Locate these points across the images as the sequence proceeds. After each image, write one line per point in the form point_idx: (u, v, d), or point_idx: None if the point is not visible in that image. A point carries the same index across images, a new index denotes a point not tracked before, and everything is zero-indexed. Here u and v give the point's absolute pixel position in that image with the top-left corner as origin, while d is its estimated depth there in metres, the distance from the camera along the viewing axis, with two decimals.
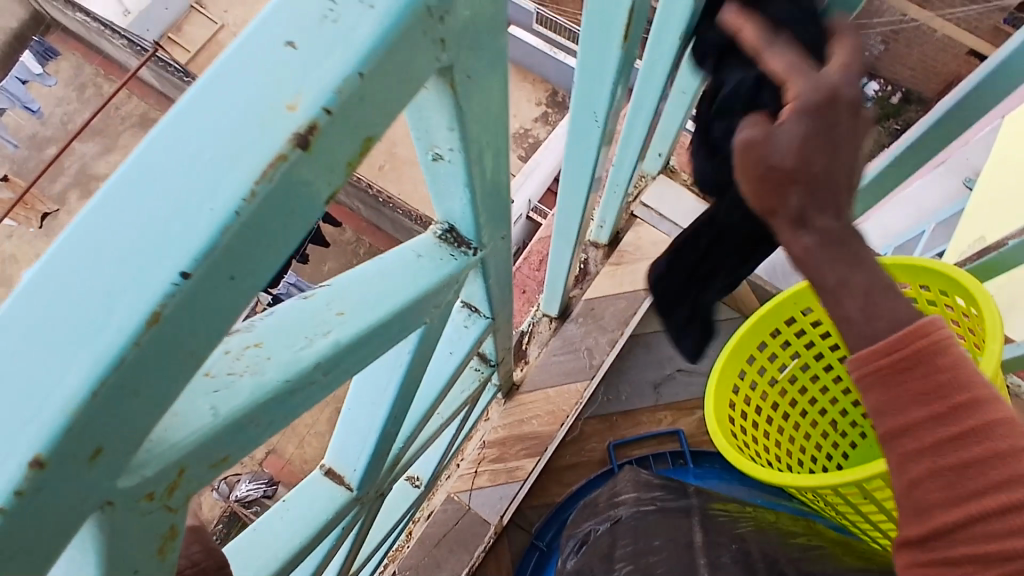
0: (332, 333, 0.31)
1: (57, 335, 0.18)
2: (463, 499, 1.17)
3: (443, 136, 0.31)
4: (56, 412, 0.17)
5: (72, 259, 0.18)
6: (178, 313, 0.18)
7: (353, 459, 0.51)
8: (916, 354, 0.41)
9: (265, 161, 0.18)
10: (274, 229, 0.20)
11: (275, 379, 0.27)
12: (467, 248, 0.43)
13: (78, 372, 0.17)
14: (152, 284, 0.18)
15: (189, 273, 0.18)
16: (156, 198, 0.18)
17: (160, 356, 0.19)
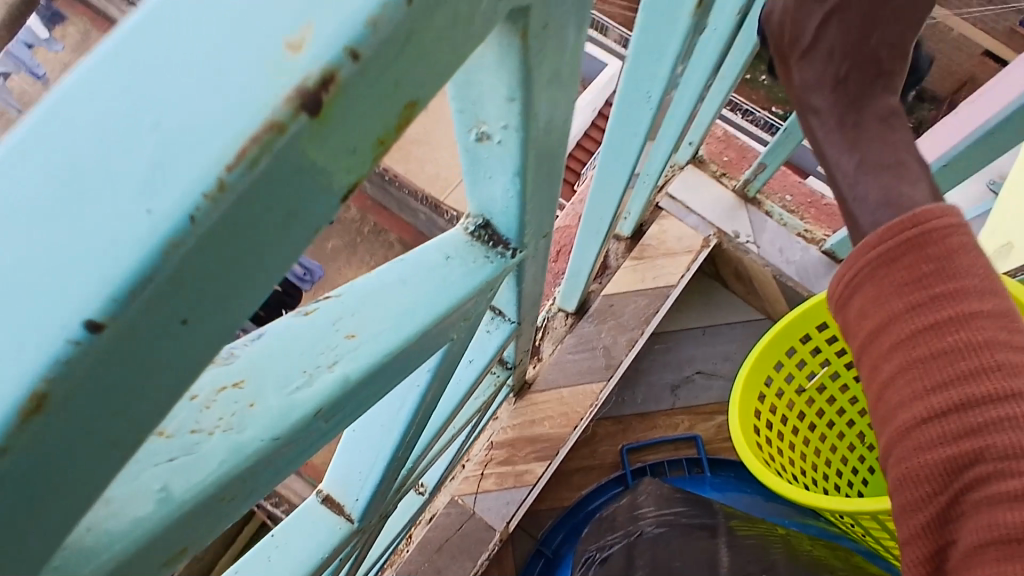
0: (337, 359, 0.23)
1: None
2: (467, 502, 1.10)
3: (495, 111, 0.24)
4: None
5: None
6: (83, 387, 0.12)
7: (355, 487, 0.43)
8: (910, 241, 0.42)
9: (244, 135, 0.11)
10: (255, 242, 0.13)
11: (260, 440, 0.20)
12: (504, 248, 0.35)
13: None
14: (39, 344, 0.11)
15: (101, 325, 0.11)
16: (58, 191, 0.11)
17: (58, 449, 0.12)
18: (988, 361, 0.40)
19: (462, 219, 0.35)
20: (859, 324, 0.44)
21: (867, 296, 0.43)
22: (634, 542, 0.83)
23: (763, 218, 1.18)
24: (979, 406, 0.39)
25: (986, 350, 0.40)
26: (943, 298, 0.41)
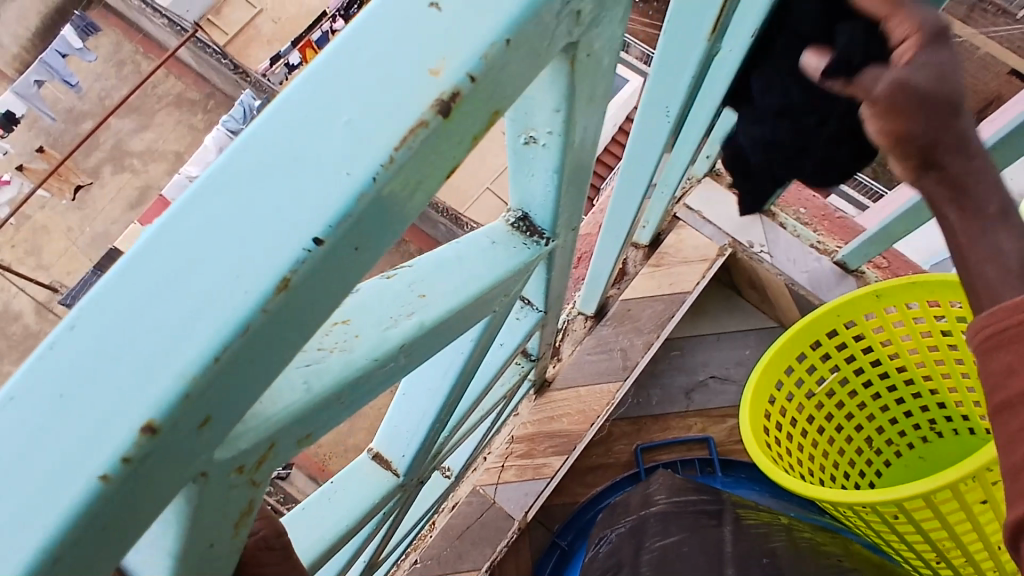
0: (414, 314, 0.30)
1: (176, 308, 0.16)
2: (488, 492, 1.16)
3: (548, 123, 0.30)
4: (175, 379, 0.15)
5: (198, 218, 0.16)
6: (307, 281, 0.17)
7: (402, 444, 0.50)
8: None
9: (406, 126, 0.17)
10: (400, 202, 0.19)
11: (364, 358, 0.26)
12: (540, 238, 0.42)
13: (199, 335, 0.16)
14: (281, 249, 0.16)
15: (322, 240, 0.16)
16: (278, 162, 0.17)
17: (279, 329, 0.17)
18: None
19: (504, 212, 0.41)
20: (1002, 383, 0.40)
21: (1002, 352, 0.40)
22: (640, 526, 0.87)
23: (777, 229, 1.25)
24: None
25: None
26: None
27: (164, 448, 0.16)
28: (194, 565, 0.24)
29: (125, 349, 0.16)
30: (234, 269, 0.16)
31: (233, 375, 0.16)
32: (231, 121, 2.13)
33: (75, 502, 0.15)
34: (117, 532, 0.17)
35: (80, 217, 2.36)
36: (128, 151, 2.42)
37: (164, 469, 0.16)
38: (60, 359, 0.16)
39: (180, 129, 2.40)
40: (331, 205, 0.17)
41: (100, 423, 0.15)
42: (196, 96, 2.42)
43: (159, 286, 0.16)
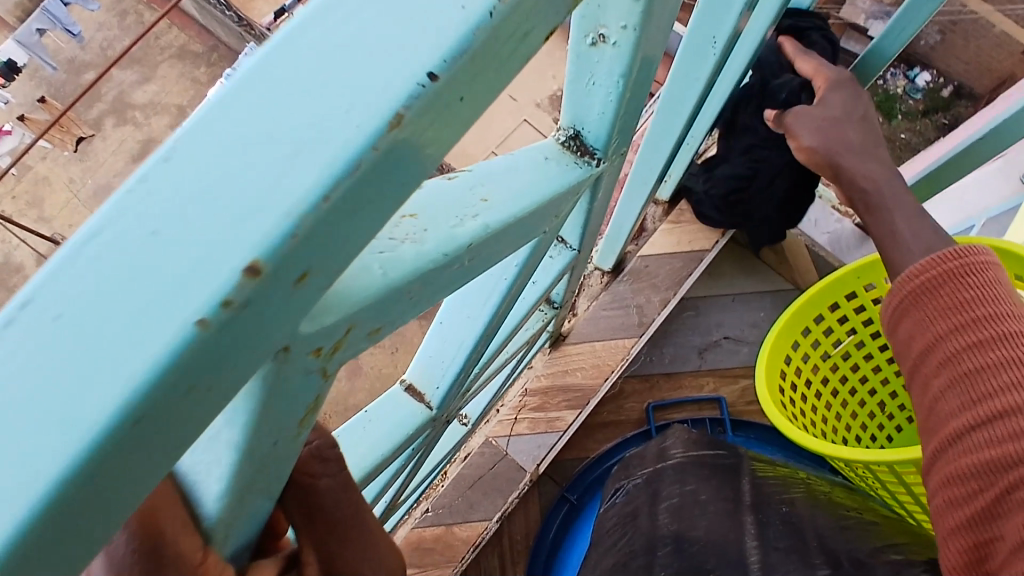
0: (480, 216, 0.28)
1: (281, 143, 0.14)
2: (500, 443, 1.16)
3: (625, 14, 0.29)
4: (283, 214, 0.14)
5: (303, 56, 0.15)
6: (416, 123, 0.15)
7: (437, 376, 0.49)
8: (947, 276, 0.56)
9: None
10: (503, 53, 0.17)
11: (434, 251, 0.25)
12: (591, 158, 0.39)
13: (307, 171, 0.14)
14: (395, 82, 0.15)
15: (437, 75, 0.15)
16: None
17: (384, 174, 0.16)
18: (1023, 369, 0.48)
19: (554, 131, 0.39)
20: (913, 345, 0.57)
21: (905, 319, 0.58)
22: (653, 479, 0.86)
23: None
24: (1014, 411, 0.47)
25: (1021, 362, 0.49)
26: (985, 323, 0.52)
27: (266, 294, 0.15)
28: (258, 463, 0.23)
29: (229, 185, 0.14)
30: (340, 109, 0.15)
31: (330, 227, 0.15)
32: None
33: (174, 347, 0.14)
34: (200, 391, 0.15)
35: None
36: None
37: (255, 327, 0.15)
38: (159, 186, 0.14)
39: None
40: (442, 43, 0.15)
41: (205, 261, 0.14)
42: None
43: (255, 128, 0.14)
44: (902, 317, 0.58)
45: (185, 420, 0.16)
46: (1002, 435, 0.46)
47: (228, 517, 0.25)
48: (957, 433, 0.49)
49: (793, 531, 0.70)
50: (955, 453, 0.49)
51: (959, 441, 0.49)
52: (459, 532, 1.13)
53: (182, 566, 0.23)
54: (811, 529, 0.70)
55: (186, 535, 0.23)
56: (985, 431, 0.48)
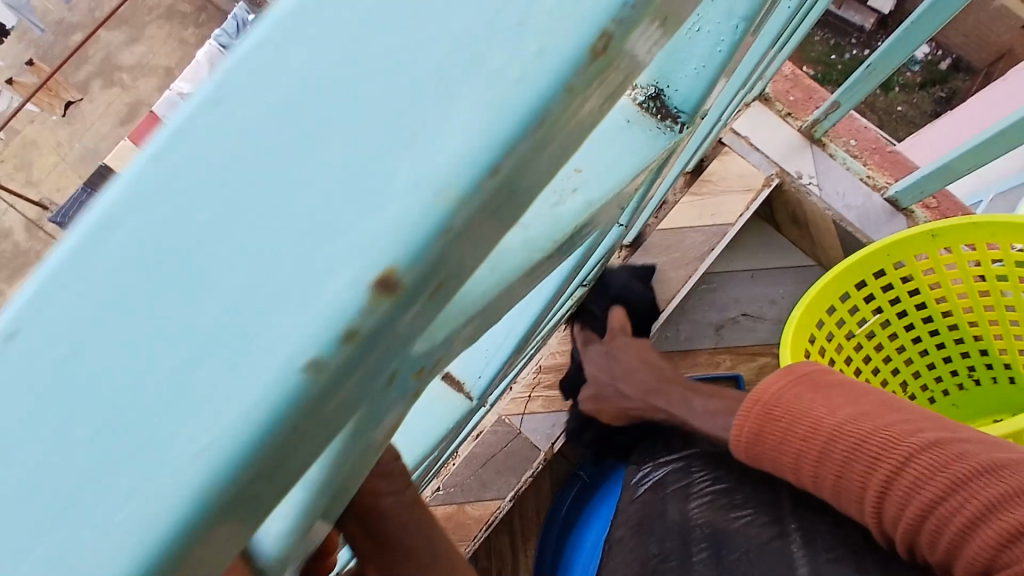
0: (570, 200, 0.25)
1: (471, 71, 0.16)
2: (514, 422, 1.13)
3: None
4: (483, 144, 0.16)
5: (435, 3, 0.17)
6: (597, 65, 0.17)
7: (480, 365, 0.45)
8: (759, 412, 0.64)
9: None
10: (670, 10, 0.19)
11: (539, 235, 0.23)
12: (674, 123, 0.34)
13: (503, 103, 0.16)
14: (585, 9, 0.16)
15: (628, 8, 0.16)
16: None
17: (564, 117, 0.17)
18: (863, 439, 0.58)
19: (631, 88, 0.33)
20: (804, 477, 0.62)
21: (766, 458, 0.64)
22: (680, 469, 0.81)
23: (827, 159, 1.20)
24: (899, 479, 0.55)
25: (857, 436, 0.58)
26: (812, 428, 0.60)
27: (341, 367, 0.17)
28: (361, 450, 0.22)
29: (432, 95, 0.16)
30: (443, 137, 0.16)
31: (399, 317, 0.17)
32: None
33: (261, 418, 0.16)
34: (277, 460, 0.18)
35: None
36: None
37: (340, 397, 0.17)
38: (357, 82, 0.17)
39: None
40: (545, 74, 0.16)
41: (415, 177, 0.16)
42: None
43: (311, 210, 0.17)
44: (763, 460, 0.64)
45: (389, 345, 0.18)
46: (916, 506, 0.54)
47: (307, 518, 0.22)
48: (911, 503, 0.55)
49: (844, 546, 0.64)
50: (913, 516, 0.54)
51: (908, 528, 0.55)
52: (471, 511, 1.10)
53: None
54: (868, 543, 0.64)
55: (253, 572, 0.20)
56: (911, 509, 0.54)
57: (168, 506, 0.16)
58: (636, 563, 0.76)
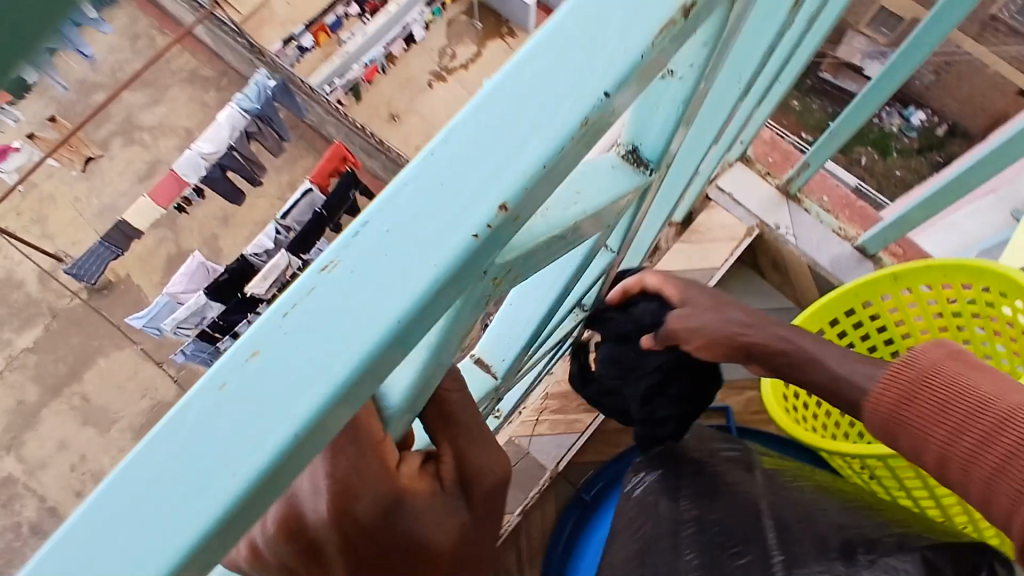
0: (577, 203, 0.38)
1: (528, 119, 0.25)
2: (523, 443, 1.24)
3: (694, 64, 0.39)
4: (527, 165, 0.25)
5: (517, 80, 0.25)
6: (594, 121, 0.26)
7: (505, 350, 0.58)
8: (912, 383, 0.61)
9: (665, 19, 0.26)
10: (639, 84, 0.28)
11: (556, 225, 0.35)
12: (644, 169, 0.49)
13: (542, 141, 0.25)
14: (591, 89, 0.25)
15: (612, 92, 0.25)
16: (591, 33, 0.25)
17: (574, 153, 0.27)
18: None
19: (616, 147, 0.49)
20: (944, 457, 0.59)
21: (904, 433, 0.61)
22: (665, 473, 0.90)
23: (802, 214, 1.36)
24: None
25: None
26: (974, 412, 0.57)
27: (427, 306, 0.25)
28: (434, 367, 0.32)
29: (501, 134, 0.25)
30: (504, 163, 0.25)
31: (467, 272, 0.26)
32: (244, 100, 2.41)
33: (375, 339, 0.24)
34: (383, 365, 0.26)
35: (87, 187, 2.84)
36: (138, 126, 2.86)
37: (427, 319, 0.26)
38: (460, 129, 0.25)
39: (192, 105, 2.83)
40: (564, 123, 0.25)
41: (486, 184, 0.25)
42: (210, 73, 2.88)
43: (436, 192, 0.24)
44: (897, 431, 0.62)
45: (451, 294, 0.26)
46: None
47: (401, 411, 0.32)
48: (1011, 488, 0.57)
49: (808, 533, 0.75)
50: None
51: None
52: None
53: (373, 442, 0.31)
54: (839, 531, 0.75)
55: (375, 417, 0.31)
56: None
57: (330, 382, 0.24)
58: (639, 545, 0.85)
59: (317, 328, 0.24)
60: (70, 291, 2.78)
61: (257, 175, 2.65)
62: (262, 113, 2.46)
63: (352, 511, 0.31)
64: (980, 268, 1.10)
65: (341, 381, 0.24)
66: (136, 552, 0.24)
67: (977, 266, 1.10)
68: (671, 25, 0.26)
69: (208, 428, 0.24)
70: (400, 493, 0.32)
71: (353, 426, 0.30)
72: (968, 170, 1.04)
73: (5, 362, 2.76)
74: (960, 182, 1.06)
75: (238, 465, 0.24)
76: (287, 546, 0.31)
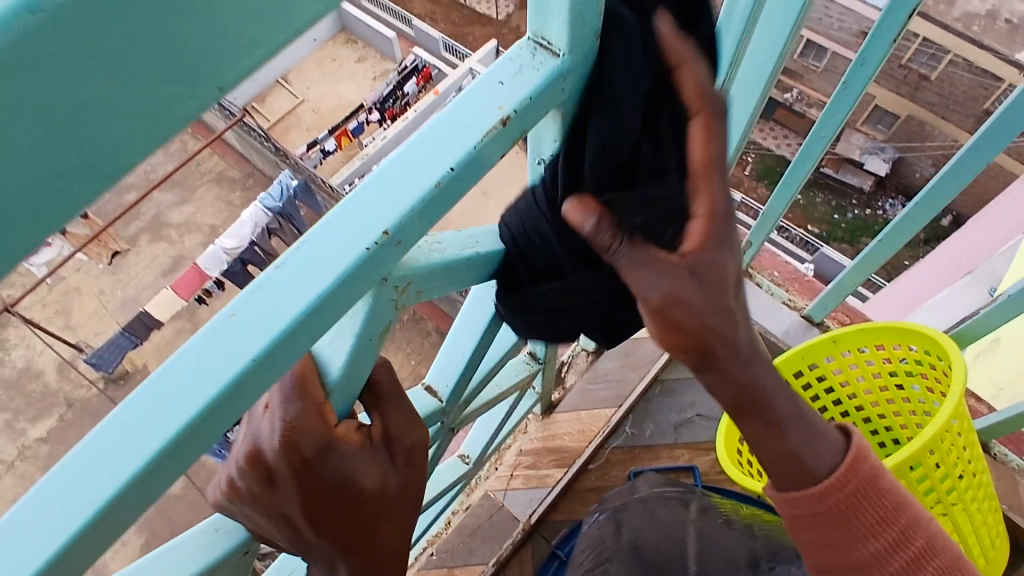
0: (476, 246, 0.54)
1: (403, 184, 0.41)
2: (498, 496, 1.36)
3: (551, 152, 0.56)
4: (399, 209, 0.40)
5: (401, 161, 0.41)
6: (446, 185, 0.42)
7: (447, 376, 0.72)
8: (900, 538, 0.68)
9: (490, 126, 0.43)
10: (483, 165, 0.44)
11: (451, 257, 0.50)
12: None
13: (411, 195, 0.41)
14: (442, 166, 0.41)
15: (455, 168, 0.42)
16: (445, 135, 0.42)
17: (437, 204, 0.42)
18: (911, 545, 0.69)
19: None
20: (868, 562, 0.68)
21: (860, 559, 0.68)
22: (617, 513, 1.01)
23: (754, 288, 1.50)
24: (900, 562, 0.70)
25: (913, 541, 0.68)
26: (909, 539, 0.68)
27: (333, 293, 0.40)
28: (359, 352, 0.46)
29: (386, 191, 0.41)
30: (387, 208, 0.40)
31: (358, 276, 0.41)
32: (267, 199, 2.72)
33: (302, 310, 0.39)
34: (305, 331, 0.40)
35: (113, 281, 3.07)
36: (165, 223, 3.14)
37: (335, 305, 0.41)
38: (366, 187, 0.41)
39: (218, 204, 3.13)
40: (424, 185, 0.41)
41: (375, 220, 0.40)
42: (236, 173, 3.19)
43: (346, 224, 0.40)
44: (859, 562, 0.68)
45: (356, 290, 0.41)
46: None
47: (340, 383, 0.47)
48: (879, 568, 0.67)
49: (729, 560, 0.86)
50: None
51: None
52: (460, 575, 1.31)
53: (315, 397, 0.45)
54: (764, 555, 0.86)
55: (320, 384, 0.46)
56: None
57: (269, 336, 0.39)
58: (590, 567, 0.95)
59: (269, 303, 0.39)
60: (87, 380, 2.97)
61: None
62: (283, 210, 2.74)
63: (298, 445, 0.45)
64: (908, 328, 1.19)
65: (277, 335, 0.39)
66: (126, 447, 0.38)
67: (905, 325, 1.20)
68: (492, 130, 0.43)
69: (195, 359, 0.38)
70: (333, 439, 0.46)
71: (303, 386, 0.45)
72: (887, 235, 1.16)
73: (17, 454, 2.96)
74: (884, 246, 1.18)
75: (206, 383, 0.38)
76: (252, 473, 0.45)
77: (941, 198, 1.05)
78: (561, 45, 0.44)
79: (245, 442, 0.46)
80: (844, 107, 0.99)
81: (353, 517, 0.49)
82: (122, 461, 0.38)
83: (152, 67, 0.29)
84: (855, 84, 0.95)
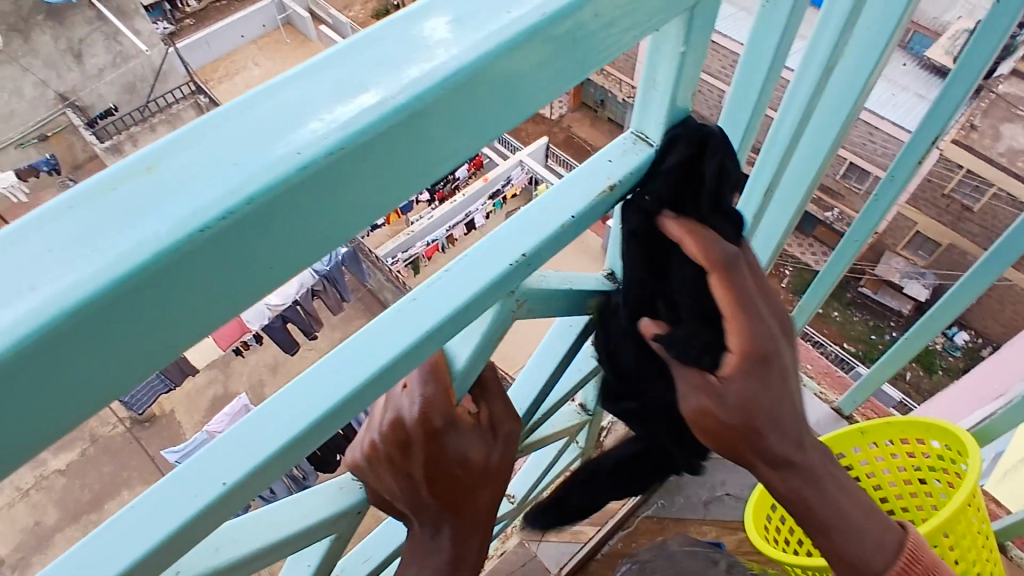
0: (569, 284, 0.68)
1: (537, 224, 0.57)
2: (531, 546, 1.45)
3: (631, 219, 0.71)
4: (533, 241, 0.56)
5: (536, 209, 0.58)
6: (565, 229, 0.58)
7: (522, 401, 0.86)
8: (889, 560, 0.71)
9: (601, 190, 0.59)
10: (591, 219, 0.60)
11: (553, 288, 0.66)
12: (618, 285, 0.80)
13: (541, 232, 0.57)
14: (564, 215, 0.58)
15: (574, 217, 0.58)
16: (568, 195, 0.59)
17: (556, 241, 0.58)
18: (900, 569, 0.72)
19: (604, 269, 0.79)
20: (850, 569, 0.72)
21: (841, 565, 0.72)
22: (643, 564, 1.09)
23: None
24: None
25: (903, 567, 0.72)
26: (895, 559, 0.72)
27: (481, 294, 0.55)
28: (481, 347, 0.61)
29: (525, 229, 0.57)
30: (524, 240, 0.56)
31: (496, 286, 0.56)
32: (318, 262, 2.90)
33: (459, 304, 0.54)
34: (457, 321, 0.55)
35: None
36: None
37: (480, 304, 0.56)
38: (512, 225, 0.57)
39: None
40: (552, 226, 0.57)
41: (516, 247, 0.56)
42: None
43: (495, 247, 0.56)
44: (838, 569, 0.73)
45: (495, 295, 0.57)
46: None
47: (464, 372, 0.61)
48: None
49: None
50: None
51: None
52: None
53: (446, 379, 0.59)
54: None
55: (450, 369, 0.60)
56: None
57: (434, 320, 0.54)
58: None
59: (435, 295, 0.54)
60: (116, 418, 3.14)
61: (313, 328, 3.00)
62: (330, 274, 2.94)
63: (430, 417, 0.59)
64: (931, 423, 1.28)
65: (440, 320, 0.54)
66: (324, 389, 0.53)
67: (931, 421, 1.28)
68: (601, 194, 0.59)
69: (380, 331, 0.54)
70: (454, 412, 0.61)
71: (437, 369, 0.59)
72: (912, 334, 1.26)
73: (35, 481, 3.01)
74: (909, 344, 1.28)
75: (385, 348, 0.53)
76: (391, 436, 0.59)
77: (956, 304, 1.16)
78: (656, 137, 0.60)
79: (388, 413, 0.59)
80: (874, 216, 1.13)
81: (461, 483, 0.63)
82: (313, 404, 0.53)
83: (330, 213, 0.35)
84: (884, 196, 1.09)
